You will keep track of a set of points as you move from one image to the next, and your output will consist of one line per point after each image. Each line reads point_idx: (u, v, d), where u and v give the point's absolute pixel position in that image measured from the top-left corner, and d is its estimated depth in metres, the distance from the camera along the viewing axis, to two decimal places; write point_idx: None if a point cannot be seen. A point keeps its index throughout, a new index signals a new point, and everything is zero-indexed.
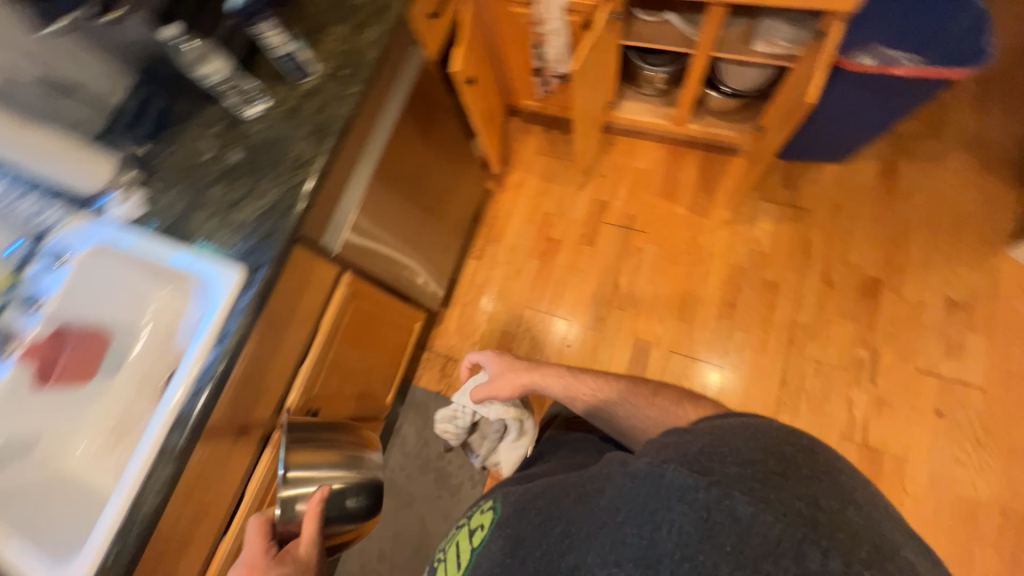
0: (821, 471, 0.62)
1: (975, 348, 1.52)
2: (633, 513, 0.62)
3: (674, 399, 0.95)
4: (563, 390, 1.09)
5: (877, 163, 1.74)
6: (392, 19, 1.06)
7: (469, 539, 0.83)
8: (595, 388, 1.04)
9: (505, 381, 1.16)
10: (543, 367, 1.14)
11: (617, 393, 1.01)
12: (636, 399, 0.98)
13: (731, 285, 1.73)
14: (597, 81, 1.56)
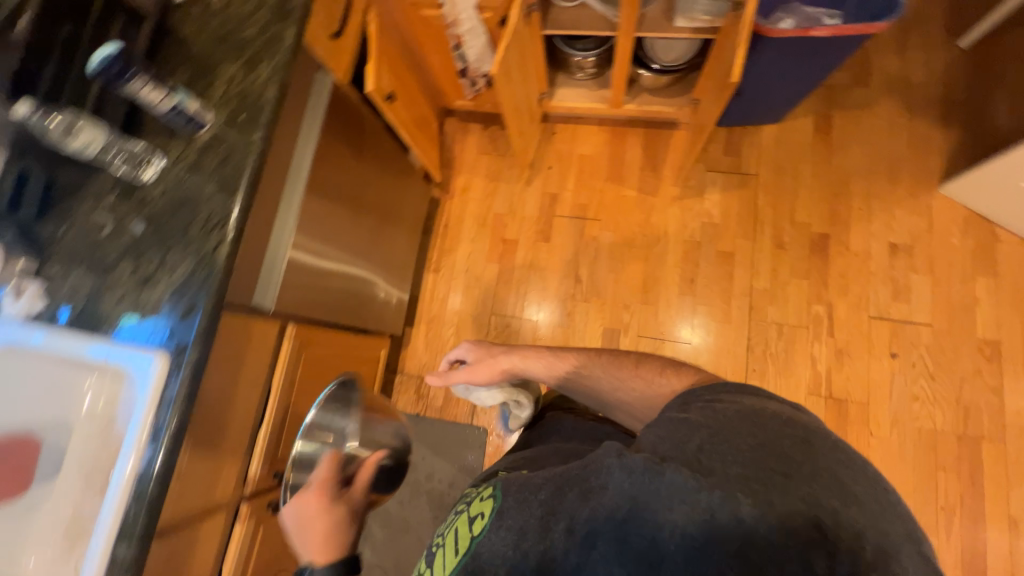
0: (824, 466, 0.59)
1: (921, 287, 1.59)
2: (636, 511, 0.59)
3: (655, 370, 0.90)
4: (543, 371, 1.03)
5: (811, 118, 1.76)
6: (287, 51, 0.97)
7: (460, 530, 0.71)
8: (577, 367, 0.98)
9: (483, 367, 1.09)
10: (521, 349, 1.07)
11: (602, 367, 0.95)
12: (621, 372, 0.93)
13: (689, 261, 1.74)
14: (523, 75, 1.49)
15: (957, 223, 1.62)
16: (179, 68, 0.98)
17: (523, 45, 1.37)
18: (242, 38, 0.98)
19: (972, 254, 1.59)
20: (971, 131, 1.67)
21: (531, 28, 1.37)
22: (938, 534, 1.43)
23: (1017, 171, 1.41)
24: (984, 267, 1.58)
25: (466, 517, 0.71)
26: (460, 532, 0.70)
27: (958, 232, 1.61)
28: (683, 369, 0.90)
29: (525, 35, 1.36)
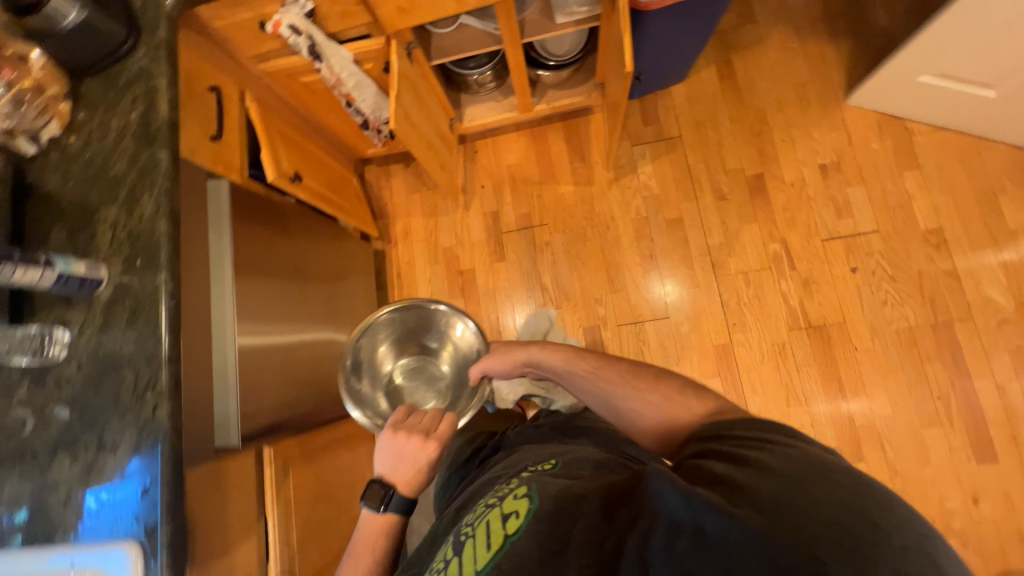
0: (917, 539, 0.48)
1: (860, 198, 1.64)
2: (698, 553, 0.48)
3: (676, 389, 0.83)
4: (558, 367, 1.01)
5: (713, 67, 1.78)
6: (166, 175, 0.89)
7: (491, 527, 0.66)
8: (595, 368, 0.94)
9: (507, 353, 1.09)
10: (543, 342, 1.06)
11: (621, 378, 0.90)
12: (640, 386, 0.87)
13: (644, 238, 1.74)
14: (426, 112, 1.44)
15: (873, 127, 1.67)
16: (58, 226, 0.89)
17: (415, 85, 1.32)
18: (113, 174, 0.90)
19: (895, 153, 1.64)
20: (859, 38, 1.72)
21: (417, 65, 1.32)
22: (941, 421, 1.50)
23: (912, 67, 1.46)
24: (908, 161, 1.64)
25: (499, 513, 0.68)
26: (492, 528, 0.66)
27: (876, 136, 1.66)
28: (703, 392, 0.82)
29: (414, 75, 1.30)
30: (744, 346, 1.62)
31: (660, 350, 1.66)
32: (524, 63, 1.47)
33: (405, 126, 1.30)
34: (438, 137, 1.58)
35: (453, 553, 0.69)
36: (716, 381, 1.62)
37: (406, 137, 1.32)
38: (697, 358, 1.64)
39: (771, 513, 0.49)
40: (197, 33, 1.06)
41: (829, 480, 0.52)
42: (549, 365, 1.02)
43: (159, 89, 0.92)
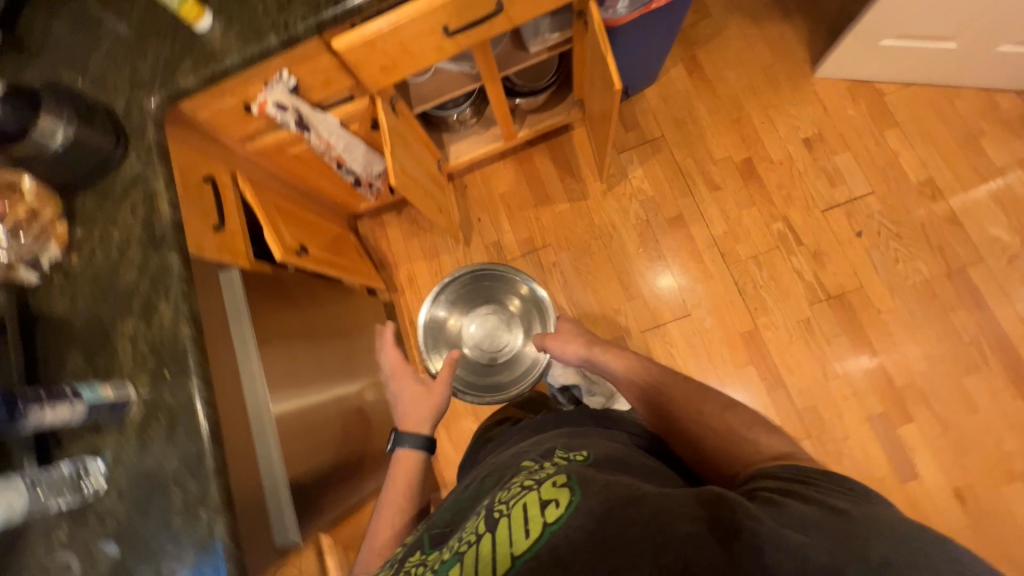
0: None
1: (849, 163, 1.67)
2: None
3: (746, 421, 0.88)
4: (616, 365, 1.15)
5: (679, 65, 1.83)
6: (180, 278, 0.86)
7: (528, 513, 0.62)
8: (660, 374, 1.07)
9: (575, 335, 1.27)
10: (609, 346, 1.20)
11: (686, 394, 0.98)
12: (707, 406, 0.94)
13: (649, 241, 1.75)
14: (416, 158, 1.43)
15: (845, 95, 1.71)
16: (74, 350, 0.85)
17: (403, 136, 1.31)
18: (124, 287, 0.87)
19: (872, 114, 1.69)
20: (812, 14, 1.78)
21: (401, 117, 1.32)
22: (979, 366, 1.51)
23: (872, 33, 1.50)
24: (886, 120, 1.68)
25: (538, 499, 0.63)
26: (529, 514, 0.61)
27: (850, 102, 1.70)
28: (775, 432, 0.84)
29: (401, 127, 1.30)
30: (771, 329, 1.62)
31: (689, 348, 1.65)
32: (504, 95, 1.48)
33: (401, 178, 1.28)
34: (430, 180, 1.58)
35: (484, 531, 0.63)
36: (750, 369, 1.60)
37: (403, 190, 1.31)
38: (727, 349, 1.63)
39: (845, 558, 0.50)
40: (183, 127, 1.05)
41: (898, 532, 0.53)
42: (606, 363, 1.17)
43: (158, 192, 0.91)
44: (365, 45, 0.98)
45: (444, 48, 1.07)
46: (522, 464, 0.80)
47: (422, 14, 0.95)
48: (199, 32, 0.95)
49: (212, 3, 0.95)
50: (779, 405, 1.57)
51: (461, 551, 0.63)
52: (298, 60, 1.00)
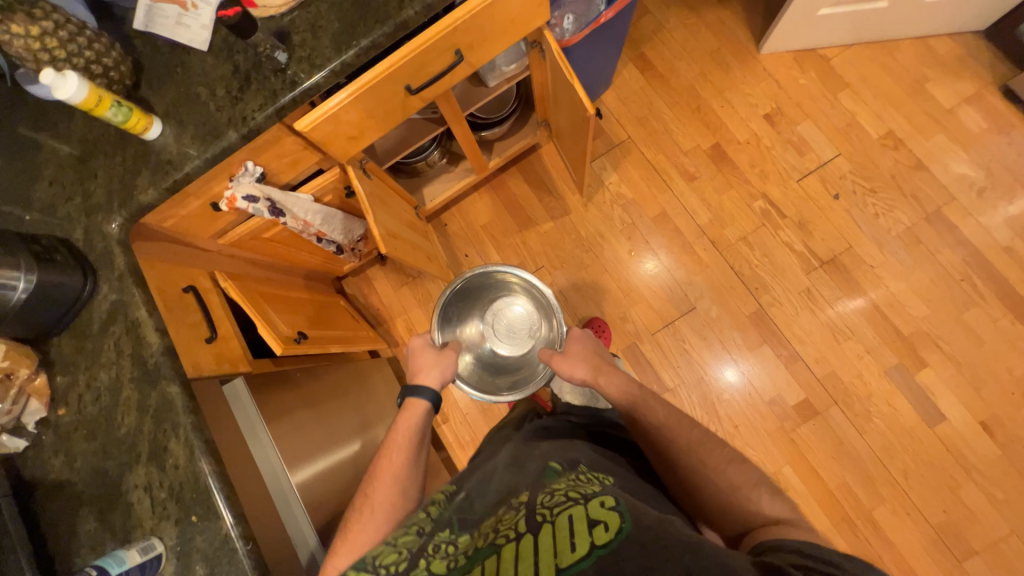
0: None
1: (812, 131, 1.71)
2: None
3: (749, 477, 0.85)
4: (617, 392, 1.10)
5: (631, 65, 1.84)
6: (186, 410, 0.80)
7: (576, 528, 0.61)
8: (673, 414, 0.98)
9: (583, 357, 1.23)
10: (608, 374, 1.16)
11: (694, 439, 0.92)
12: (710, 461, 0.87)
13: (639, 243, 1.74)
14: (397, 215, 1.39)
15: (793, 66, 1.76)
16: (85, 512, 0.78)
17: (380, 197, 1.26)
18: (126, 433, 0.80)
19: (823, 80, 1.74)
20: None
21: (374, 178, 1.27)
22: (975, 300, 1.56)
23: (809, 6, 1.55)
24: (836, 83, 1.73)
25: (585, 516, 0.63)
26: (576, 530, 0.61)
27: (800, 72, 1.75)
28: (778, 495, 0.81)
29: (376, 188, 1.25)
30: (775, 305, 1.63)
31: (701, 341, 1.66)
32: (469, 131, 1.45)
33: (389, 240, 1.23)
34: (414, 231, 1.53)
35: (524, 530, 0.65)
36: (764, 347, 1.62)
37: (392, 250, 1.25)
38: (738, 333, 1.64)
39: None
40: (149, 240, 0.98)
41: None
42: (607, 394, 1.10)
43: (141, 321, 0.84)
44: (329, 121, 0.94)
45: (410, 106, 1.03)
46: (555, 471, 0.79)
47: (384, 79, 0.91)
48: (151, 140, 0.88)
49: (158, 108, 0.89)
50: (799, 377, 1.58)
51: (498, 544, 0.65)
52: (261, 148, 0.94)
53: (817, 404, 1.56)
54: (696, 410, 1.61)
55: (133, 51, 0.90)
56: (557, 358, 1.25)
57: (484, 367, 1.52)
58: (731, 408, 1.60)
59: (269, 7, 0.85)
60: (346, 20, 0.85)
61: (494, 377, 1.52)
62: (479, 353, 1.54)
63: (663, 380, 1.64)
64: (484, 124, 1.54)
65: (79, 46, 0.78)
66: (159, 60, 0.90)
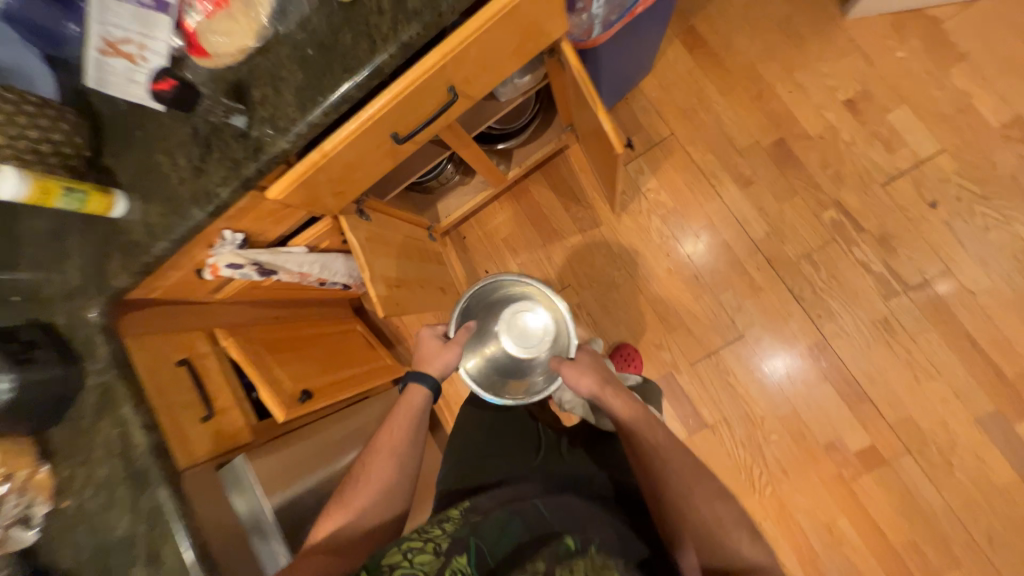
0: None
1: (908, 120, 1.37)
2: None
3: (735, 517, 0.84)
4: (626, 414, 0.95)
5: (677, 42, 1.54)
6: (175, 514, 0.77)
7: None
8: (666, 439, 0.92)
9: (594, 367, 1.03)
10: (615, 387, 0.99)
11: (682, 471, 0.88)
12: (695, 492, 0.85)
13: (679, 259, 1.53)
14: (406, 248, 1.26)
15: (889, 33, 1.39)
16: None
17: (384, 239, 1.13)
18: (121, 533, 0.78)
19: (928, 52, 1.36)
20: None
21: (376, 217, 1.14)
22: None
23: None
24: (946, 55, 1.36)
25: None
26: None
27: (897, 42, 1.38)
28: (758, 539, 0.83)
29: (379, 232, 1.12)
30: (841, 336, 1.40)
31: (748, 373, 1.47)
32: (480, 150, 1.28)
33: (394, 291, 1.11)
34: (427, 259, 1.40)
35: None
36: (825, 385, 1.41)
37: (400, 302, 1.14)
38: (793, 367, 1.43)
39: None
40: (137, 311, 0.92)
41: None
42: (612, 411, 0.96)
43: (127, 418, 0.80)
44: (305, 185, 0.81)
45: (401, 151, 0.89)
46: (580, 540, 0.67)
47: (360, 133, 0.76)
48: (118, 217, 0.80)
49: (122, 179, 0.79)
50: (865, 421, 1.37)
51: None
52: (238, 216, 0.84)
53: (885, 452, 1.36)
54: (738, 450, 1.45)
55: (92, 115, 0.81)
56: (564, 367, 1.02)
57: (488, 368, 1.18)
58: (780, 452, 1.43)
59: (223, 56, 0.74)
60: (312, 70, 0.71)
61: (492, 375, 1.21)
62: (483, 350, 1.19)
63: (701, 416, 1.48)
64: (500, 134, 1.36)
65: (20, 127, 0.68)
66: (120, 124, 0.80)
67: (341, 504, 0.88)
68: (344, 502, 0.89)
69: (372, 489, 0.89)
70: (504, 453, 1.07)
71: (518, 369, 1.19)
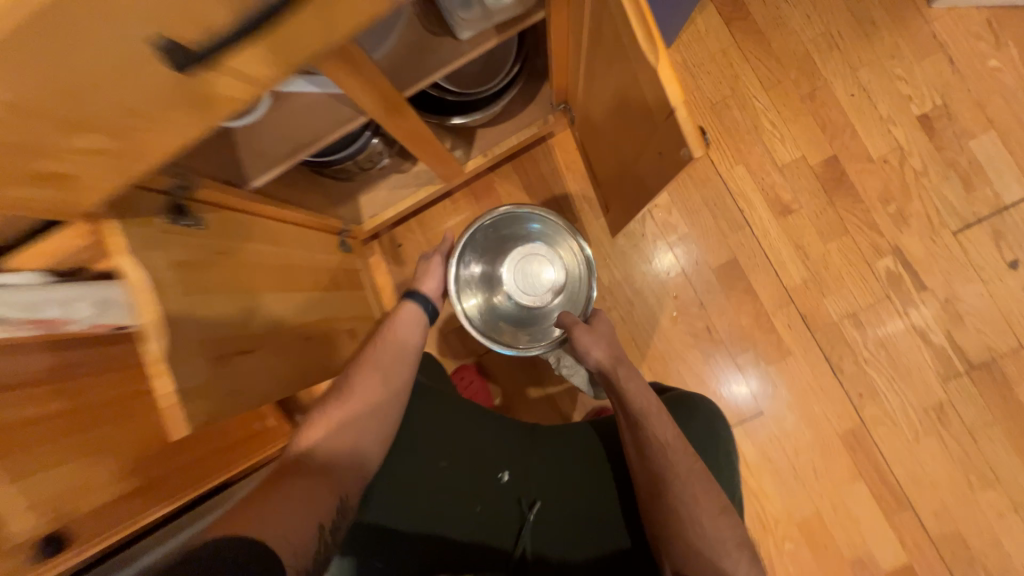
0: None
1: (994, 150, 1.05)
2: None
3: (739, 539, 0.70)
4: (640, 400, 0.76)
5: (713, 9, 1.12)
6: None
7: None
8: (676, 437, 0.74)
9: (609, 338, 0.84)
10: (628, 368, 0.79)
11: (689, 479, 0.71)
12: (701, 505, 0.70)
13: (688, 303, 1.14)
14: (283, 274, 0.76)
15: (982, 33, 1.06)
16: None
17: (225, 264, 0.64)
18: None
19: None
20: None
21: (212, 224, 0.64)
22: None
23: None
24: None
25: None
26: None
27: (992, 46, 1.05)
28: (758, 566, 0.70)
29: (210, 253, 0.62)
30: (885, 423, 1.07)
31: (764, 462, 1.10)
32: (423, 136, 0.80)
33: (242, 359, 0.62)
34: (330, 284, 0.91)
35: None
36: (859, 484, 1.08)
37: (257, 375, 0.65)
38: (822, 458, 1.09)
39: None
40: None
41: None
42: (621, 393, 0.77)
43: None
44: None
45: (223, 90, 0.38)
46: None
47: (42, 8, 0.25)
48: None
49: None
50: (904, 532, 1.06)
51: None
52: None
53: None
54: None
55: None
56: (579, 329, 0.83)
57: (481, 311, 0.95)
58: (796, 568, 1.07)
59: None
60: None
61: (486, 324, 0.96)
62: (491, 279, 0.97)
63: None
64: (456, 103, 0.88)
65: None
66: None
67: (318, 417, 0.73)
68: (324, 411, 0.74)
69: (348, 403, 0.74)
70: (468, 431, 0.81)
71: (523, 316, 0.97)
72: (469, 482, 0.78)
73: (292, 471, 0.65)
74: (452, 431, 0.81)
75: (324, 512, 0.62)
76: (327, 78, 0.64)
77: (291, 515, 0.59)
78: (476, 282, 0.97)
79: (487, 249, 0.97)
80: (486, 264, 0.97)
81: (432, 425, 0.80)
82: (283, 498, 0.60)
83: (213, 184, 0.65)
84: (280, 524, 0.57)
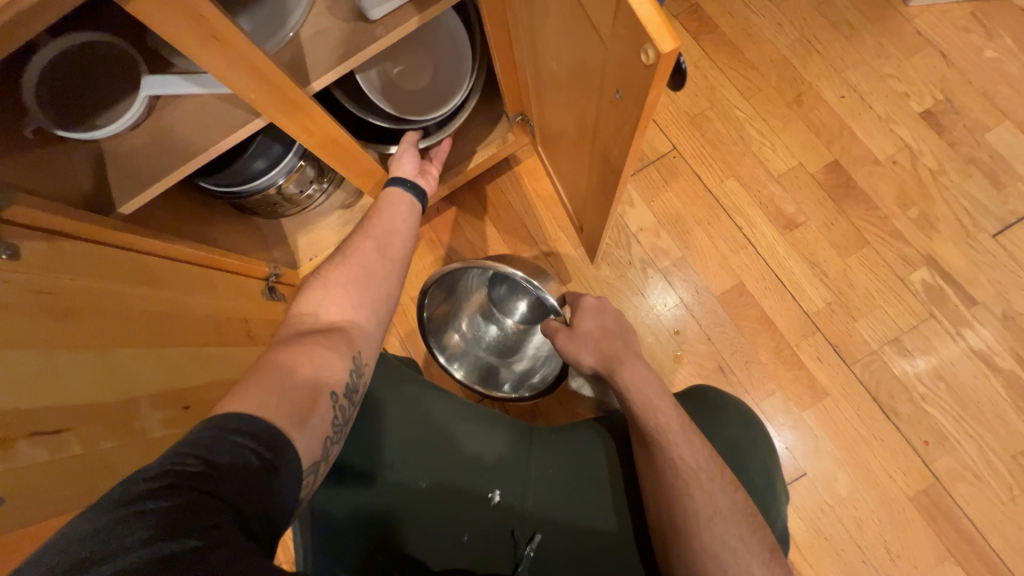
0: None
1: (1016, 141, 0.93)
2: None
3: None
4: (651, 404, 0.60)
5: (677, 24, 1.06)
6: None
7: None
8: (705, 458, 0.57)
9: (603, 335, 0.69)
10: (631, 366, 0.65)
11: (728, 518, 0.54)
12: (747, 546, 0.53)
13: (694, 341, 0.95)
14: (158, 323, 0.57)
15: (971, 25, 0.98)
16: None
17: (49, 309, 0.46)
18: None
19: None
20: None
21: (31, 257, 0.46)
22: None
23: None
24: None
25: None
26: None
27: (983, 37, 0.97)
28: None
29: (9, 294, 0.44)
30: (966, 479, 0.83)
31: (820, 543, 0.84)
32: (350, 151, 0.67)
33: (24, 447, 0.43)
34: (236, 338, 0.72)
35: None
36: (953, 567, 0.81)
37: (41, 475, 0.45)
38: (894, 532, 0.83)
39: None
40: None
41: None
42: (625, 399, 0.63)
43: None
44: None
45: None
46: None
47: None
48: None
49: None
50: None
51: None
52: None
53: None
54: None
55: None
56: (560, 335, 0.70)
57: (467, 362, 0.86)
58: None
59: None
60: None
61: (477, 368, 0.87)
62: (475, 310, 0.88)
63: None
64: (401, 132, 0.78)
65: None
66: None
67: (316, 288, 0.58)
68: (322, 282, 0.58)
69: (360, 275, 0.59)
70: (443, 449, 0.62)
71: (518, 347, 0.87)
72: (450, 513, 0.60)
73: (293, 341, 0.52)
74: (420, 450, 0.62)
75: (337, 383, 0.50)
76: (210, 75, 0.55)
77: (292, 396, 0.46)
78: (451, 329, 0.87)
79: (451, 298, 0.85)
80: (457, 308, 0.86)
81: (395, 444, 0.61)
82: (287, 376, 0.47)
83: (29, 205, 0.47)
84: (291, 403, 0.45)
